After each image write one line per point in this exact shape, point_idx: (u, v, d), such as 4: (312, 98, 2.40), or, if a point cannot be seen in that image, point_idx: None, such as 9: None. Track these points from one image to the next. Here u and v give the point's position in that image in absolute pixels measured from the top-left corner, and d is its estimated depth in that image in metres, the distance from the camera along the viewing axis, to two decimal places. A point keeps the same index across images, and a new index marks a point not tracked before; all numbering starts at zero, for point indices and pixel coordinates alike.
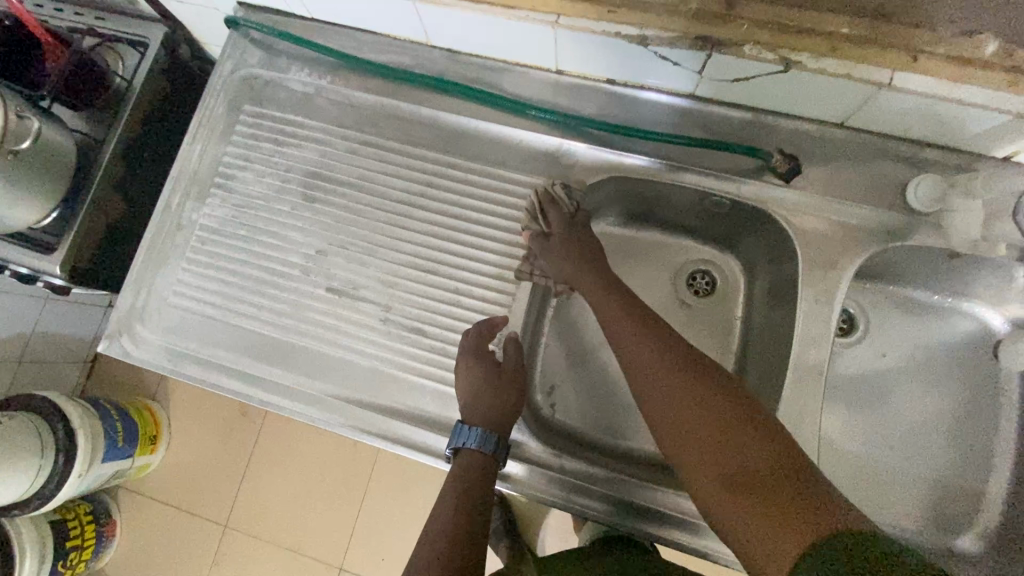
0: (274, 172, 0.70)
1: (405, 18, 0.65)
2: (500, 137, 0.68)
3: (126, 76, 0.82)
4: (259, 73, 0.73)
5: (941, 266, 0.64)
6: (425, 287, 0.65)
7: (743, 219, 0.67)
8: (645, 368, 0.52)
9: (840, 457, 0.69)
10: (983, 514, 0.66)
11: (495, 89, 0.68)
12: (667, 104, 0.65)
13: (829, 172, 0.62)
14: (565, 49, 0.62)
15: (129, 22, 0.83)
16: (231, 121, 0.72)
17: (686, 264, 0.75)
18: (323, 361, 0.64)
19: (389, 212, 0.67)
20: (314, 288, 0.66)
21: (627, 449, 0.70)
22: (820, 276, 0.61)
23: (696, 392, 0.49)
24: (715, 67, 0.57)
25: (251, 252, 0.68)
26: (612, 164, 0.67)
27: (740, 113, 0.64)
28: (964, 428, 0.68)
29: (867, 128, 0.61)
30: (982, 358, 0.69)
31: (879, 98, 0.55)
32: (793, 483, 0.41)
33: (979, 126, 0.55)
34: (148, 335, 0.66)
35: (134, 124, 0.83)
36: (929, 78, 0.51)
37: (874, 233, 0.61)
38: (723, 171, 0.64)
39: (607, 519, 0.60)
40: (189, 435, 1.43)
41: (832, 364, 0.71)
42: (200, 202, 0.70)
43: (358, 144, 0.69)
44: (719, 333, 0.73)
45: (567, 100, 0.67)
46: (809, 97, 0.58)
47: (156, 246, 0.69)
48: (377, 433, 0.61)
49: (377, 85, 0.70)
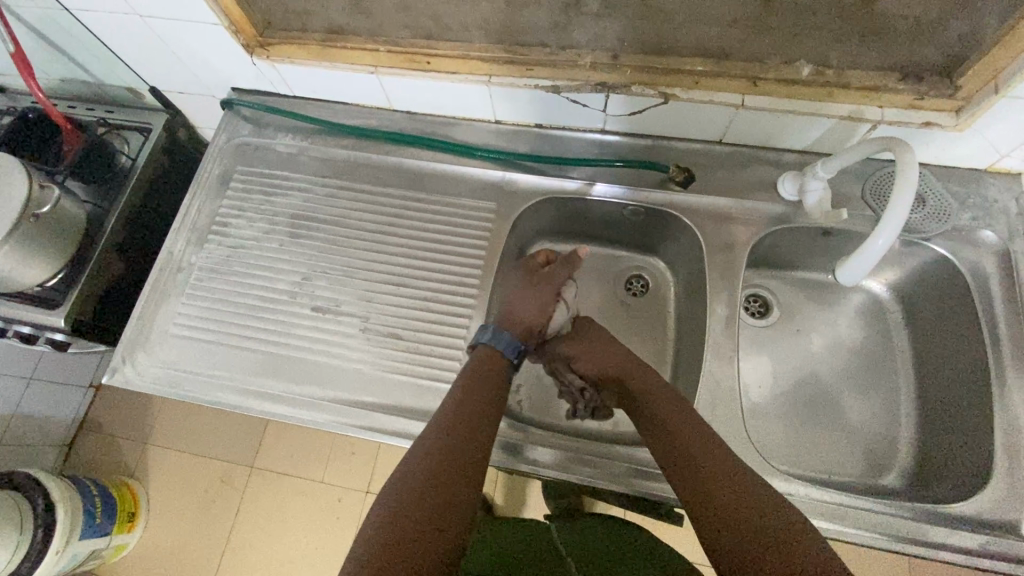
0: (264, 217, 0.82)
1: (371, 88, 0.81)
2: (454, 175, 0.83)
3: (131, 155, 0.96)
4: (250, 141, 0.87)
5: (820, 245, 0.78)
6: (399, 299, 0.76)
7: (659, 223, 0.81)
8: (658, 422, 0.62)
9: (777, 417, 0.77)
10: (902, 453, 0.74)
11: (447, 137, 0.84)
12: (585, 138, 0.81)
13: (717, 177, 0.78)
14: (499, 103, 0.79)
15: (136, 113, 0.98)
16: (226, 180, 0.85)
17: (624, 271, 0.88)
18: (311, 368, 0.72)
19: (364, 240, 0.79)
20: (301, 308, 0.76)
21: (587, 430, 0.79)
22: (721, 259, 0.75)
23: (694, 445, 0.58)
24: (614, 105, 0.74)
25: (245, 284, 0.78)
26: (548, 187, 0.81)
27: (643, 141, 0.80)
28: (873, 380, 0.78)
29: (739, 143, 0.77)
30: (877, 322, 0.81)
31: (739, 118, 0.72)
32: (774, 520, 0.51)
33: (817, 131, 0.71)
34: (149, 361, 0.74)
35: (136, 194, 0.95)
36: (769, 97, 0.68)
37: (758, 221, 0.76)
38: (637, 185, 0.79)
39: (571, 480, 0.66)
40: (167, 511, 1.39)
41: (743, 371, 0.80)
42: (198, 247, 0.81)
43: (335, 188, 0.83)
44: (655, 326, 0.85)
45: (506, 142, 0.83)
46: (689, 123, 0.75)
47: (158, 286, 0.79)
48: (361, 425, 0.69)
49: (351, 143, 0.85)
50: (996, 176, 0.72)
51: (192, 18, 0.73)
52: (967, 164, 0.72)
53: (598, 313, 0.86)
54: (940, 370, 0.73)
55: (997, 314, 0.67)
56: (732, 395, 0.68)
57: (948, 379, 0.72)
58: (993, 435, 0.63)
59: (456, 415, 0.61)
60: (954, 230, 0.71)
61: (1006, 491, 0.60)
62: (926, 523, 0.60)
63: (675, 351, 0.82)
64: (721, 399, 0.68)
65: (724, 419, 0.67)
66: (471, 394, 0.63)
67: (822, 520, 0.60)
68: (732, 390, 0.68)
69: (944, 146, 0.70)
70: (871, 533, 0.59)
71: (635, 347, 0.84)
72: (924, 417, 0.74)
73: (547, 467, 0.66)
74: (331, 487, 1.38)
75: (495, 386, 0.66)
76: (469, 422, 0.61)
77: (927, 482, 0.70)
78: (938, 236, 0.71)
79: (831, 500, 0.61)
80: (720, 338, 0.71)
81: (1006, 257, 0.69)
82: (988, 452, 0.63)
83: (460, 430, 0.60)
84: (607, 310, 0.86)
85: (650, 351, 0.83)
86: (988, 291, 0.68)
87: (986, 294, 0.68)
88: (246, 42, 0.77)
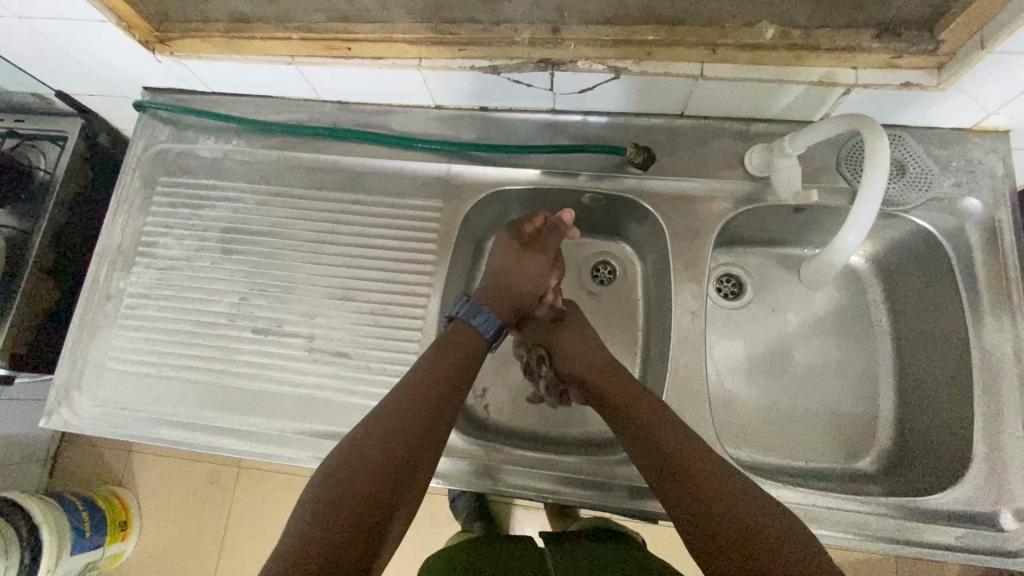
0: (192, 234, 0.76)
1: (294, 80, 0.73)
2: (396, 171, 0.76)
3: (49, 169, 0.88)
4: (171, 147, 0.79)
5: (794, 220, 0.72)
6: (347, 316, 0.71)
7: (621, 207, 0.75)
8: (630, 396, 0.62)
9: (751, 404, 0.74)
10: (880, 434, 0.72)
11: (384, 129, 0.76)
12: (535, 120, 0.74)
13: (681, 154, 0.71)
14: (437, 88, 0.71)
15: (48, 119, 0.89)
16: (149, 193, 0.78)
17: (588, 258, 0.83)
18: (257, 397, 0.68)
19: (302, 252, 0.73)
20: (241, 332, 0.71)
21: (554, 432, 0.75)
22: (687, 246, 0.70)
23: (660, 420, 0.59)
24: (561, 83, 0.66)
25: (179, 308, 0.73)
26: (498, 177, 0.74)
27: (599, 118, 0.73)
28: (851, 359, 0.74)
29: (703, 114, 0.70)
30: (856, 293, 0.76)
31: (701, 88, 0.64)
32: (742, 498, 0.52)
33: (788, 97, 0.64)
34: (87, 401, 0.71)
35: (60, 211, 0.88)
36: (731, 64, 0.60)
37: (726, 201, 0.70)
38: (594, 169, 0.72)
39: (534, 496, 0.64)
40: (160, 515, 1.31)
41: (714, 360, 0.76)
42: (126, 271, 0.75)
43: (267, 196, 0.76)
44: (625, 315, 0.80)
45: (449, 128, 0.75)
46: (648, 97, 0.68)
47: (87, 317, 0.74)
48: (316, 454, 0.66)
49: (278, 141, 0.77)
50: (980, 135, 0.66)
51: (74, 16, 0.64)
52: (950, 123, 0.66)
53: None
54: (922, 350, 0.69)
55: (979, 291, 0.63)
56: (700, 394, 0.64)
57: (928, 358, 0.68)
58: (972, 419, 0.60)
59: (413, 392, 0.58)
60: (935, 200, 0.65)
61: (986, 480, 0.58)
62: (903, 520, 0.58)
63: (646, 343, 0.77)
64: (689, 400, 0.64)
65: (694, 421, 0.63)
66: (414, 412, 0.57)
67: None
68: (701, 390, 0.64)
69: (924, 107, 0.63)
70: (845, 533, 0.58)
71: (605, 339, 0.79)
72: (903, 396, 0.71)
73: (519, 483, 0.64)
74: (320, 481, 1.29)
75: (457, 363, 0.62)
76: (401, 443, 0.54)
77: (906, 469, 0.68)
78: (917, 207, 0.66)
79: (802, 501, 0.59)
80: (688, 333, 0.67)
81: (989, 228, 0.64)
82: (966, 438, 0.61)
83: (370, 450, 0.53)
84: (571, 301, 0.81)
85: (621, 344, 0.79)
86: (970, 265, 0.64)
87: (968, 269, 0.64)
88: (143, 38, 0.68)
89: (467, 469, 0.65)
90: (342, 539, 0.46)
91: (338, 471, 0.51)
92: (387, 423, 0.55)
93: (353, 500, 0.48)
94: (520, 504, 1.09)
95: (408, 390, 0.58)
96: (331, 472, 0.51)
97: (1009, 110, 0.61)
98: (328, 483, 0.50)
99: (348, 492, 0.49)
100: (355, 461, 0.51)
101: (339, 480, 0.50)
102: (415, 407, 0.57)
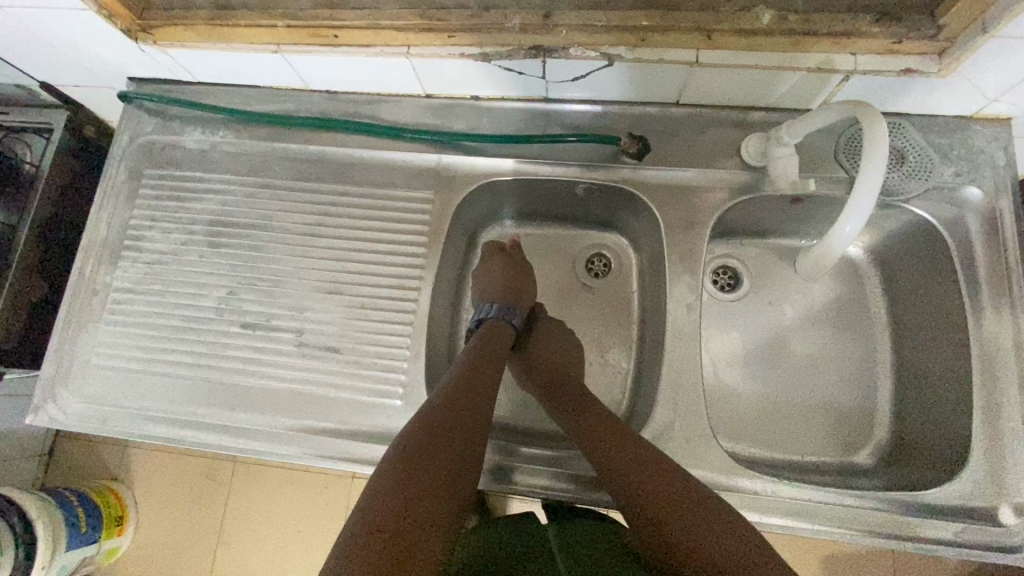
0: (179, 227, 0.74)
1: (281, 69, 0.71)
2: (386, 162, 0.74)
3: (35, 162, 0.86)
4: (156, 138, 0.78)
5: (790, 210, 0.71)
6: (337, 310, 0.70)
7: (615, 198, 0.74)
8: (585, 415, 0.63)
9: (746, 397, 0.73)
10: (878, 429, 0.71)
11: (374, 119, 0.74)
12: (528, 109, 0.72)
13: (676, 143, 0.70)
14: (427, 76, 0.69)
15: (33, 111, 0.87)
16: (134, 186, 0.77)
17: (583, 251, 0.81)
18: (246, 393, 0.67)
19: (291, 245, 0.72)
20: (230, 326, 0.70)
21: (548, 426, 0.74)
22: (682, 237, 0.68)
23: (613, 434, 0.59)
24: (553, 71, 0.64)
25: (167, 303, 0.72)
26: (491, 168, 0.73)
27: (593, 107, 0.71)
28: (849, 353, 0.73)
29: (698, 102, 0.69)
30: (854, 285, 0.75)
31: (696, 75, 0.63)
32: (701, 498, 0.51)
33: (785, 84, 0.63)
34: (73, 398, 0.70)
35: (46, 205, 0.87)
36: (727, 50, 0.59)
37: (722, 191, 0.69)
38: (588, 159, 0.71)
39: (526, 491, 0.63)
40: (156, 510, 1.30)
41: (710, 352, 0.75)
42: (113, 266, 0.74)
43: (256, 188, 0.75)
44: (620, 308, 0.79)
45: (440, 118, 0.73)
46: (643, 85, 0.66)
47: (74, 313, 0.72)
48: (306, 450, 0.65)
49: (266, 132, 0.76)
50: (982, 123, 0.64)
51: (51, 4, 0.62)
52: (951, 111, 0.64)
53: (558, 298, 0.80)
54: (920, 342, 0.68)
55: (980, 282, 0.62)
56: (695, 388, 0.63)
57: (927, 350, 0.67)
58: (972, 414, 0.60)
59: (461, 380, 0.60)
60: (935, 190, 0.64)
61: (983, 475, 0.58)
62: (901, 514, 0.57)
63: (640, 336, 0.76)
64: (684, 394, 0.63)
65: (689, 415, 0.62)
66: (460, 399, 0.58)
67: (787, 518, 0.58)
68: (696, 383, 0.63)
69: (924, 94, 0.62)
70: (840, 528, 0.57)
71: (599, 333, 0.78)
72: (901, 389, 0.70)
73: (527, 484, 0.63)
74: (316, 475, 1.29)
75: (493, 362, 0.64)
76: (453, 432, 0.54)
77: (904, 463, 0.67)
78: (916, 197, 0.64)
79: (796, 494, 0.59)
80: (683, 326, 0.66)
81: (990, 217, 0.63)
82: (964, 432, 0.60)
83: (427, 429, 0.53)
84: (566, 294, 0.80)
85: (615, 337, 0.77)
86: (970, 256, 0.63)
87: (968, 260, 0.62)
88: (124, 27, 0.66)
89: None
90: (412, 514, 0.46)
91: (385, 470, 0.49)
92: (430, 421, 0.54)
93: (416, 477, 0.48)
94: (516, 497, 1.08)
95: (454, 382, 0.59)
96: (384, 465, 0.50)
97: (1010, 97, 0.59)
98: (394, 461, 0.50)
99: (409, 469, 0.49)
100: (413, 441, 0.52)
101: (387, 476, 0.48)
102: (462, 398, 0.58)
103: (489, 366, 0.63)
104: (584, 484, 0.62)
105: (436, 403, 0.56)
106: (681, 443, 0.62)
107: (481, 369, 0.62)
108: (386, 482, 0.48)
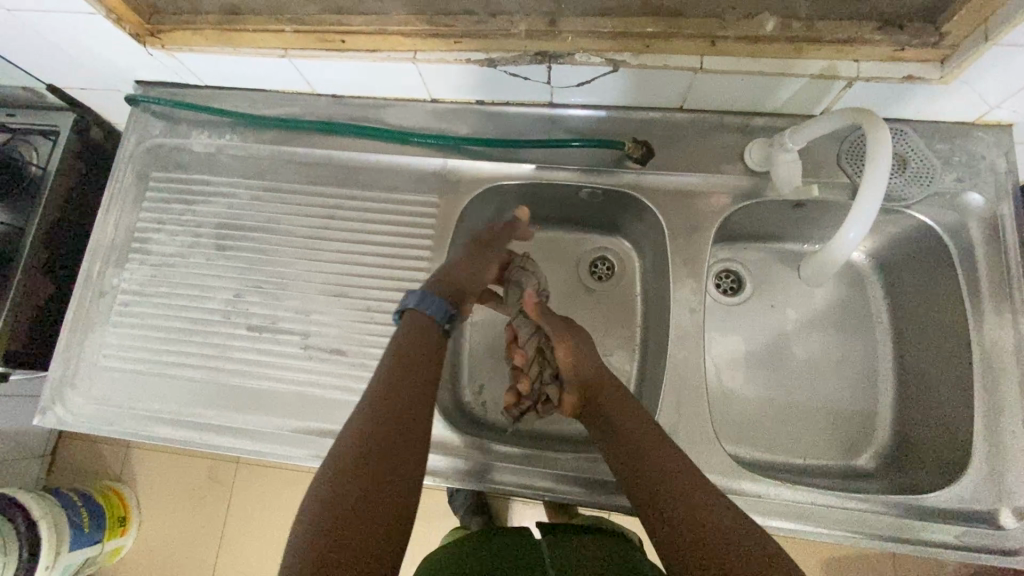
0: (186, 229, 0.75)
1: (288, 73, 0.72)
2: (392, 166, 0.75)
3: (41, 164, 0.87)
4: (163, 142, 0.78)
5: (793, 215, 0.71)
6: (342, 312, 0.70)
7: (619, 202, 0.74)
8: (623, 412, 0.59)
9: (749, 400, 0.74)
10: (879, 432, 0.71)
11: (379, 123, 0.75)
12: (533, 113, 0.73)
13: (680, 148, 0.70)
14: (433, 81, 0.70)
15: (40, 114, 0.88)
16: (141, 189, 0.77)
17: (586, 254, 0.82)
18: (252, 395, 0.68)
19: (296, 248, 0.73)
20: (235, 328, 0.71)
21: (551, 429, 0.75)
22: (685, 242, 0.69)
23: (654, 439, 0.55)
24: (558, 76, 0.65)
25: (173, 306, 0.72)
26: (495, 172, 0.73)
27: (597, 112, 0.72)
28: (851, 357, 0.74)
29: (702, 107, 0.69)
30: (856, 289, 0.76)
31: (700, 81, 0.63)
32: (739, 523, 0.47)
33: (789, 90, 0.63)
34: (81, 399, 0.70)
35: (53, 208, 0.87)
36: (731, 56, 0.59)
37: (725, 196, 0.69)
38: (592, 164, 0.71)
39: (531, 494, 0.63)
40: (158, 511, 1.30)
41: (713, 355, 0.75)
42: (120, 268, 0.75)
43: (262, 191, 0.75)
44: (623, 312, 0.79)
45: (445, 122, 0.74)
46: (647, 90, 0.67)
47: (81, 315, 0.73)
48: (312, 452, 0.65)
49: (272, 136, 0.76)
50: (983, 130, 0.65)
51: (60, 8, 0.63)
52: (953, 117, 0.65)
53: (562, 301, 0.81)
54: (922, 346, 0.69)
55: (981, 287, 0.62)
56: (698, 391, 0.64)
57: (929, 354, 0.68)
58: (973, 418, 0.60)
59: (405, 358, 0.58)
60: (937, 195, 0.65)
61: (984, 478, 0.58)
62: (903, 518, 0.58)
63: (644, 340, 0.77)
64: (687, 397, 0.64)
65: (693, 418, 0.63)
66: (406, 380, 0.57)
67: (790, 521, 0.58)
68: (699, 386, 0.64)
69: (926, 100, 0.62)
70: (842, 531, 0.58)
71: (602, 336, 0.78)
72: (903, 393, 0.71)
73: (524, 491, 0.63)
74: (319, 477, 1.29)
75: (428, 339, 0.61)
76: (396, 418, 0.54)
77: (906, 466, 0.67)
78: (919, 203, 0.65)
79: (798, 497, 0.59)
80: (686, 329, 0.66)
81: (991, 223, 0.63)
82: (966, 436, 0.61)
83: (371, 418, 0.53)
84: (569, 297, 0.81)
85: (619, 340, 0.78)
86: (971, 261, 0.63)
87: (969, 265, 0.63)
88: (133, 31, 0.66)
89: (464, 467, 0.65)
90: (356, 511, 0.47)
91: (335, 465, 0.50)
92: (377, 419, 0.53)
93: (361, 472, 0.49)
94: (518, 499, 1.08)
95: (398, 362, 0.58)
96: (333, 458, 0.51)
97: (1012, 104, 0.60)
98: (342, 457, 0.50)
99: (355, 463, 0.49)
100: (359, 433, 0.52)
101: (335, 474, 0.49)
102: (407, 379, 0.57)
103: (427, 341, 0.61)
104: (588, 486, 0.63)
105: (383, 388, 0.56)
106: (684, 446, 0.62)
107: (421, 348, 0.60)
108: (334, 480, 0.49)
